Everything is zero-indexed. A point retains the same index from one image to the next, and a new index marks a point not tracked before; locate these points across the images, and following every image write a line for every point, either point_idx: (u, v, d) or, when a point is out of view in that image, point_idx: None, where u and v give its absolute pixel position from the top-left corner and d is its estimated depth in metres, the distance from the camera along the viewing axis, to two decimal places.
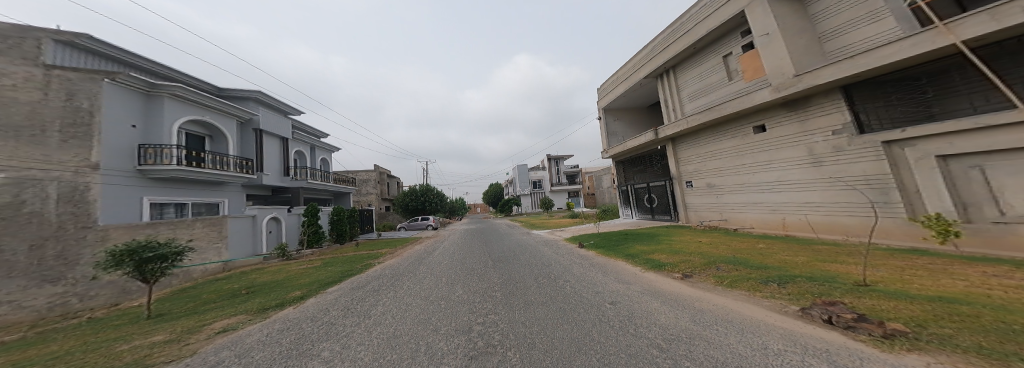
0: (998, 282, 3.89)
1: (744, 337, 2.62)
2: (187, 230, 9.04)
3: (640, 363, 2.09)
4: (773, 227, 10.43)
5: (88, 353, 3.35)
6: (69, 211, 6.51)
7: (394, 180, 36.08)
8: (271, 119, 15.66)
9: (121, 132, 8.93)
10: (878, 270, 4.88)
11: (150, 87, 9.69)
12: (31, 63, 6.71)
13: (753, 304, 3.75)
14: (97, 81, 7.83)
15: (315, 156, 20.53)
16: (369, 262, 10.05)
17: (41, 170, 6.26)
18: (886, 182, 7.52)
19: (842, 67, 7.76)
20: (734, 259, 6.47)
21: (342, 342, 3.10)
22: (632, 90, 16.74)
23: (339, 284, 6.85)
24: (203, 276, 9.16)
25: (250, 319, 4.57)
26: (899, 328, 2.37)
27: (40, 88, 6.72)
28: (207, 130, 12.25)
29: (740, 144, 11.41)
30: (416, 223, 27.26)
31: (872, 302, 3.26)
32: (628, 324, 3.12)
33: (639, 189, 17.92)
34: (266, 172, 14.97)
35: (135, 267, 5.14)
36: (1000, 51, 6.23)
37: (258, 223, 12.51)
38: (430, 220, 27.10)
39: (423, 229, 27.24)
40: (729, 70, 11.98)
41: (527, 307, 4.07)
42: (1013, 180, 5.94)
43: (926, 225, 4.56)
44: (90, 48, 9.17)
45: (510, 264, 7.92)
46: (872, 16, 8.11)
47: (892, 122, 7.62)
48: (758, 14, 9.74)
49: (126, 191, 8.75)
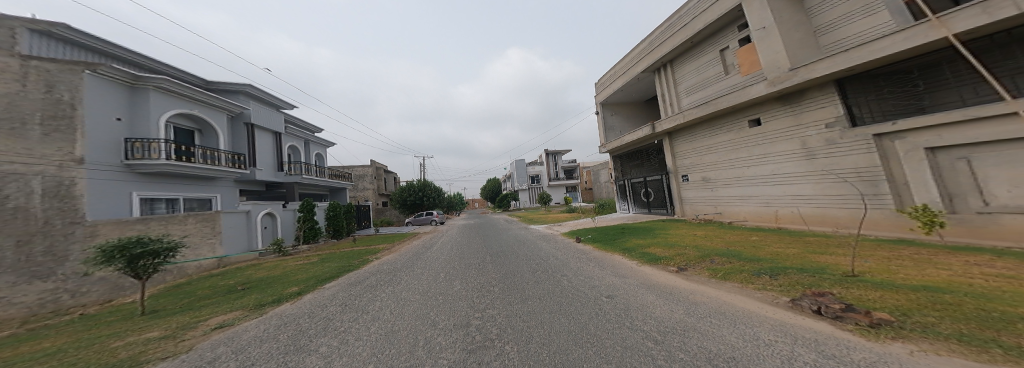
0: (981, 271, 3.96)
1: (736, 329, 2.65)
2: (180, 226, 8.94)
3: (635, 355, 2.11)
4: (766, 219, 10.53)
5: (81, 350, 3.32)
6: (56, 206, 6.41)
7: (389, 175, 35.95)
8: (262, 113, 15.37)
9: (106, 126, 8.72)
10: (866, 261, 4.97)
11: (135, 79, 9.47)
12: (7, 53, 6.54)
13: (746, 296, 3.81)
14: (77, 72, 7.61)
15: (309, 151, 20.33)
16: (367, 258, 10.09)
17: (23, 164, 6.14)
18: (876, 174, 7.60)
19: (835, 61, 7.76)
20: (728, 252, 6.55)
21: (340, 337, 3.10)
22: (630, 84, 16.63)
23: (337, 280, 6.87)
24: (197, 272, 9.13)
25: (246, 314, 4.56)
26: (885, 317, 2.42)
27: (17, 80, 6.54)
28: (196, 124, 12.02)
29: (736, 138, 11.41)
30: (422, 218, 27.89)
31: (859, 293, 3.32)
32: (625, 318, 3.13)
33: (636, 184, 17.94)
34: (258, 167, 14.80)
35: (127, 264, 5.03)
36: (990, 44, 6.25)
37: (252, 219, 12.42)
38: (435, 214, 27.77)
39: (427, 224, 27.87)
40: (726, 64, 11.94)
41: (522, 301, 4.09)
42: (998, 171, 6.00)
43: (912, 216, 4.61)
44: (67, 38, 8.89)
45: (507, 259, 7.93)
46: (866, 10, 8.10)
47: (883, 115, 7.70)
48: (754, 7, 9.66)
49: (114, 186, 8.59)
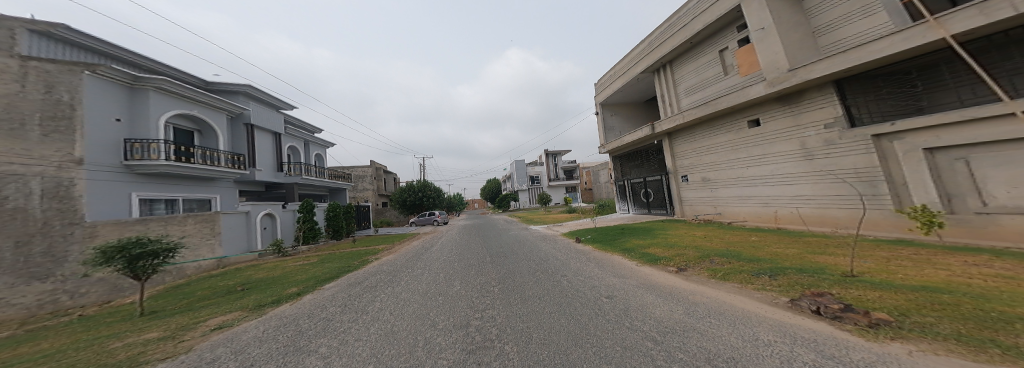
0: (980, 272, 3.97)
1: (735, 329, 2.66)
2: (179, 227, 8.92)
3: (634, 355, 2.11)
4: (765, 219, 10.54)
5: (80, 351, 3.32)
6: (54, 207, 6.40)
7: (389, 175, 35.96)
8: (262, 113, 15.37)
9: (106, 126, 8.70)
10: (865, 261, 4.98)
11: (134, 79, 9.48)
12: (7, 54, 6.54)
13: (745, 296, 3.81)
14: (76, 73, 7.60)
15: (309, 151, 20.31)
16: (367, 258, 10.08)
17: (22, 165, 6.13)
18: (875, 175, 7.62)
19: (834, 61, 7.78)
20: (727, 252, 6.56)
21: (340, 338, 3.09)
22: (630, 84, 16.65)
23: (337, 280, 6.87)
24: (196, 272, 9.11)
25: (246, 315, 4.55)
26: (884, 317, 2.43)
27: (17, 81, 6.53)
28: (195, 124, 12.01)
29: (735, 139, 11.43)
30: (422, 218, 27.94)
31: (858, 293, 3.32)
32: (625, 318, 3.13)
33: (636, 184, 17.95)
34: (258, 167, 14.79)
35: (127, 265, 5.02)
36: (988, 45, 6.28)
37: (252, 220, 12.40)
38: (436, 214, 27.87)
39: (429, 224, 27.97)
40: (725, 65, 11.97)
41: (522, 301, 4.09)
42: (996, 171, 6.02)
43: (911, 216, 4.62)
44: (66, 39, 8.89)
45: (507, 259, 7.92)
46: (865, 11, 8.12)
47: (882, 116, 7.72)
48: (753, 8, 9.68)
49: (113, 186, 8.57)
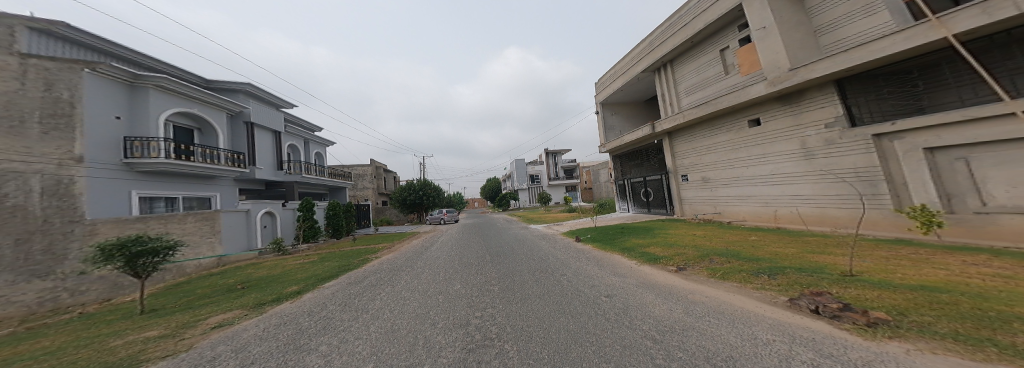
0: (978, 271, 3.98)
1: (735, 328, 2.65)
2: (180, 224, 8.93)
3: (633, 354, 2.11)
4: (765, 219, 10.54)
5: (83, 348, 3.35)
6: (55, 205, 6.41)
7: (388, 175, 35.91)
8: (261, 112, 15.35)
9: (106, 124, 8.71)
10: (864, 260, 4.99)
11: (134, 77, 9.46)
12: (6, 51, 6.53)
13: (743, 295, 3.84)
14: (75, 70, 7.60)
15: (309, 150, 20.29)
16: (367, 257, 10.08)
17: (22, 163, 6.13)
18: (875, 174, 7.62)
19: (834, 61, 7.78)
20: (726, 252, 6.58)
21: (340, 336, 3.11)
22: (631, 84, 16.62)
23: (337, 279, 6.87)
24: (196, 270, 9.13)
25: (246, 313, 4.57)
26: (882, 317, 2.44)
27: (16, 78, 6.53)
28: (195, 123, 12.01)
29: (735, 138, 11.42)
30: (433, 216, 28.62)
31: (857, 292, 3.33)
32: (623, 317, 3.15)
33: (636, 184, 17.93)
34: (258, 166, 14.77)
35: (126, 263, 5.02)
36: (990, 44, 6.26)
37: (252, 218, 12.40)
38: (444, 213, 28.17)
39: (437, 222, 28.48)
40: (726, 64, 11.94)
41: (522, 300, 4.09)
42: (996, 171, 6.02)
43: (910, 216, 4.62)
44: (67, 37, 8.91)
45: (507, 258, 7.91)
46: (867, 10, 8.10)
47: (883, 116, 7.72)
48: (755, 7, 9.64)
49: (114, 184, 8.58)
